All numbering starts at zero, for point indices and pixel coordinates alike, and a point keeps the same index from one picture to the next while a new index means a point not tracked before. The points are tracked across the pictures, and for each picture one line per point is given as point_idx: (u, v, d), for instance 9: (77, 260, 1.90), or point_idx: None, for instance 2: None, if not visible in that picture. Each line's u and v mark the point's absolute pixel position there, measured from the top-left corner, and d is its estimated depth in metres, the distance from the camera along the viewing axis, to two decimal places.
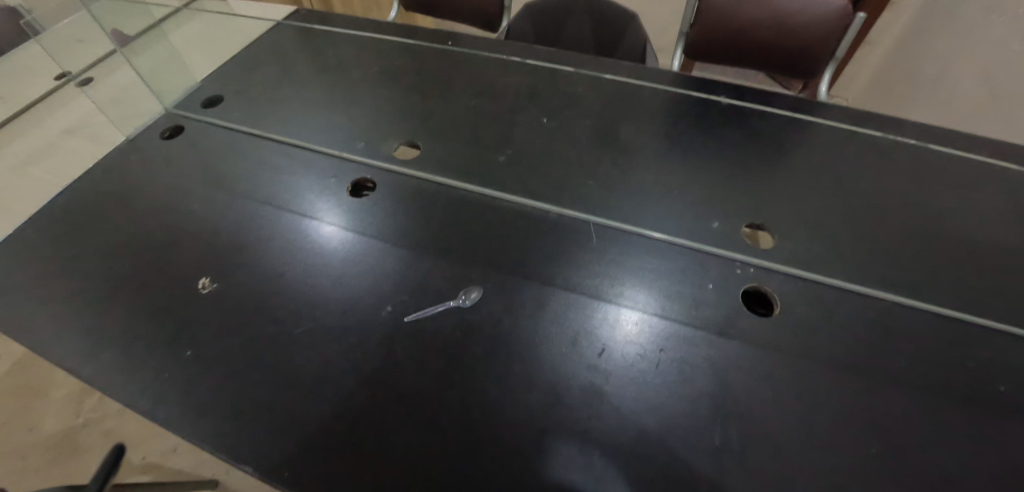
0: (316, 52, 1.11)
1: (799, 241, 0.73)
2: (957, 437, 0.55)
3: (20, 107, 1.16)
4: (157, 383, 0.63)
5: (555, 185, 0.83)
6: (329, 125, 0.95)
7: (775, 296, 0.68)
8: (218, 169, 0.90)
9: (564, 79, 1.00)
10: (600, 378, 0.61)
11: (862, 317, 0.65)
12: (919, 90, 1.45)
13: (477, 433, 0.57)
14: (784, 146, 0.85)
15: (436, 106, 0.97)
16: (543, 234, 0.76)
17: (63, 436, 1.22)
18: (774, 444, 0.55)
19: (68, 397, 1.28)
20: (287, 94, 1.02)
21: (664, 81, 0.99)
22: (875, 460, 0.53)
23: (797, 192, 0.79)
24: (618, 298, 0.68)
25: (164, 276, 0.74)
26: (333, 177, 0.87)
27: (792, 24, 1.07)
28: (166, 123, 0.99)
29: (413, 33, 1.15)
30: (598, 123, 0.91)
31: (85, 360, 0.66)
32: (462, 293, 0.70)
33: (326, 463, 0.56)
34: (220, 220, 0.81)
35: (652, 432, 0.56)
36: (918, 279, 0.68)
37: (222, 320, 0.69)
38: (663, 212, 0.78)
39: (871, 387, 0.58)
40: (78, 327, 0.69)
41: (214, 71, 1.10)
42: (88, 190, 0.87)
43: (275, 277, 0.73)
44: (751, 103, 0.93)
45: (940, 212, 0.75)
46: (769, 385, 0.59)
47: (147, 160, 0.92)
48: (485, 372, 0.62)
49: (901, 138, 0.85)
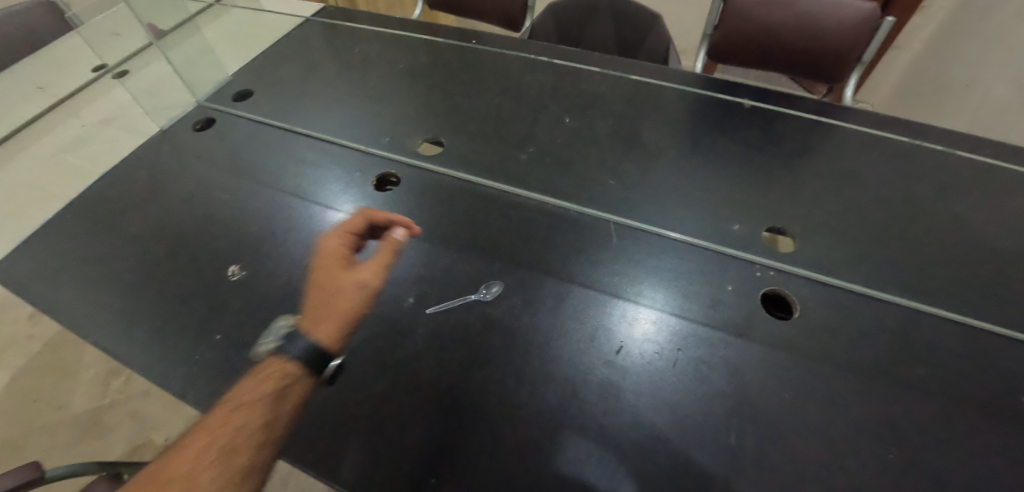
0: (343, 48, 1.14)
1: (820, 246, 0.72)
2: (975, 447, 0.54)
3: (59, 98, 1.21)
4: (187, 364, 0.66)
5: (575, 184, 0.83)
6: (355, 120, 0.97)
7: (794, 300, 0.67)
8: (247, 160, 0.92)
9: (587, 78, 1.00)
10: (616, 376, 0.61)
11: (883, 323, 0.64)
12: (946, 96, 1.41)
13: (495, 424, 0.59)
14: (807, 149, 0.84)
15: (460, 104, 0.98)
16: (563, 232, 0.77)
17: (89, 416, 1.17)
18: (789, 446, 0.55)
19: (95, 379, 1.23)
20: (314, 90, 1.04)
21: (687, 81, 0.98)
22: (892, 466, 0.53)
23: (821, 197, 0.78)
24: (637, 297, 0.69)
25: (195, 263, 0.77)
26: (358, 171, 0.89)
27: (818, 27, 1.06)
28: (198, 115, 1.02)
29: (437, 30, 1.16)
30: (620, 123, 0.91)
31: (121, 340, 0.69)
32: (483, 287, 0.71)
33: (347, 448, 0.58)
34: (249, 210, 0.84)
35: (666, 430, 0.57)
36: (941, 287, 0.67)
37: (248, 307, 0.71)
38: (683, 213, 0.78)
39: (890, 394, 0.58)
40: (114, 309, 0.72)
41: (245, 65, 1.13)
42: (123, 177, 0.91)
43: (301, 266, 0.75)
44: (774, 106, 0.92)
45: (965, 220, 0.74)
46: (787, 387, 0.59)
47: (179, 150, 0.95)
48: (503, 366, 0.63)
49: (929, 145, 0.83)
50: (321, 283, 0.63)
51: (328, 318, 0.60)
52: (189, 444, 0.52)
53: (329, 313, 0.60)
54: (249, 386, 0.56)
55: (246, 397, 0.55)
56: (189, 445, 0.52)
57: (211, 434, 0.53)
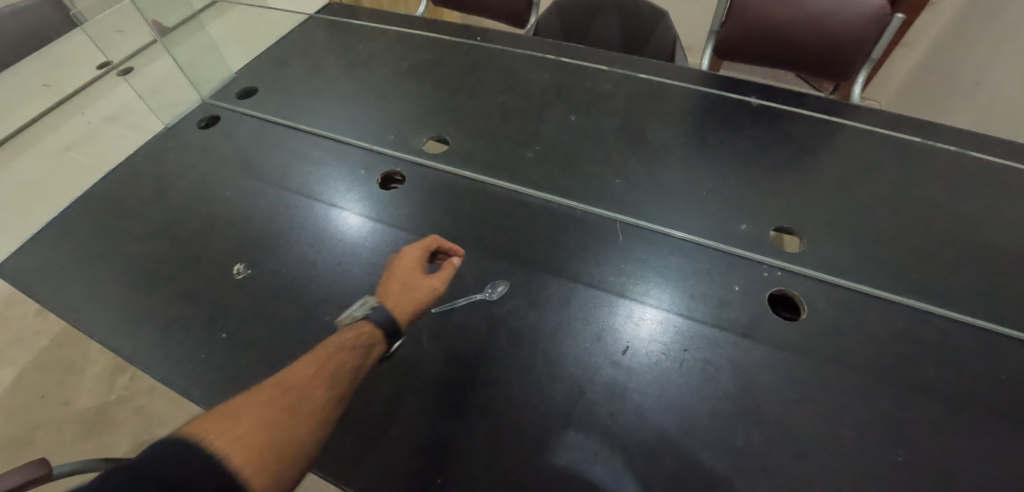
0: (347, 45, 1.13)
1: (828, 246, 0.72)
2: (983, 451, 0.54)
3: (64, 96, 1.21)
4: (193, 363, 0.66)
5: (581, 183, 0.83)
6: (360, 118, 0.97)
7: (802, 301, 0.67)
8: (252, 158, 0.92)
9: (592, 76, 1.00)
10: (622, 376, 0.61)
11: (892, 325, 0.64)
12: (954, 95, 1.40)
13: (501, 425, 0.58)
14: (815, 148, 0.84)
15: (464, 102, 0.98)
16: (569, 232, 0.77)
17: (95, 412, 1.18)
18: (797, 449, 0.55)
19: (101, 375, 1.24)
20: (318, 87, 1.04)
21: (694, 79, 0.97)
22: (899, 469, 0.53)
23: (828, 197, 0.77)
24: (643, 297, 0.68)
25: (201, 261, 0.77)
26: (363, 169, 0.89)
27: (826, 24, 1.05)
28: (203, 113, 1.02)
29: (441, 27, 1.15)
30: (626, 121, 0.91)
31: (126, 338, 0.69)
32: (489, 286, 0.71)
33: (353, 448, 0.58)
34: (254, 208, 0.84)
35: (673, 431, 0.57)
36: (950, 289, 0.67)
37: (253, 305, 0.71)
38: (689, 213, 0.77)
39: (898, 397, 0.58)
40: (120, 306, 0.73)
41: (251, 63, 1.13)
42: (128, 175, 0.91)
43: (306, 265, 0.75)
44: (782, 105, 0.91)
45: (974, 220, 0.73)
46: (794, 389, 0.59)
47: (184, 147, 0.95)
48: (509, 366, 0.63)
49: (941, 144, 0.82)
50: (402, 272, 0.62)
51: (405, 300, 0.59)
52: (291, 374, 0.50)
53: (408, 298, 0.59)
54: (335, 339, 0.55)
55: (338, 344, 0.54)
56: (292, 375, 0.50)
57: (313, 367, 0.51)
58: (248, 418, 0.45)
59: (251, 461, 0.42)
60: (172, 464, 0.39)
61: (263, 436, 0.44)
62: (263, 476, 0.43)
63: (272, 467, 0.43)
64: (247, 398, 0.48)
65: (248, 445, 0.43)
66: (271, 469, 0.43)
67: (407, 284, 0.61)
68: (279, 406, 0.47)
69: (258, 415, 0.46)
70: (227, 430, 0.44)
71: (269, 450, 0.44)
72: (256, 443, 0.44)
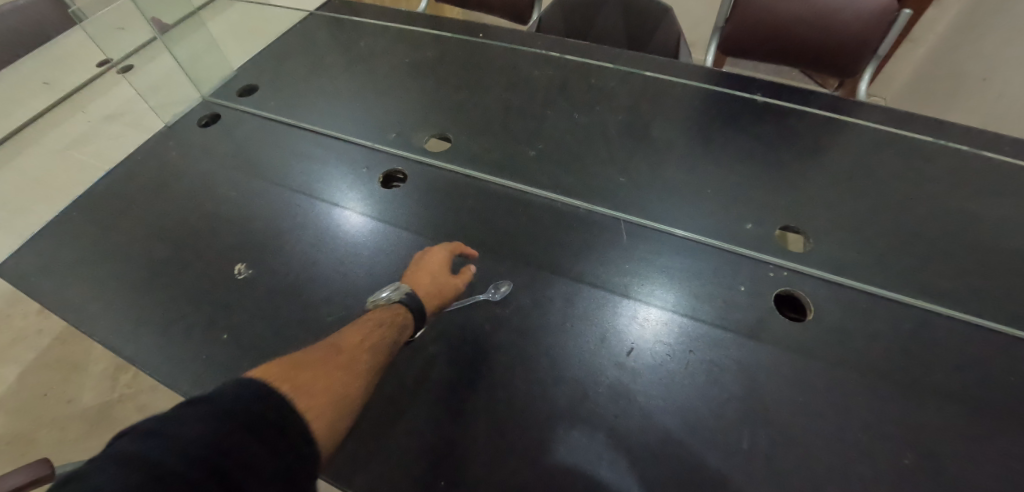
0: (348, 42, 1.12)
1: (835, 246, 0.71)
2: (993, 454, 0.53)
3: (65, 94, 1.20)
4: (195, 364, 0.66)
5: (585, 181, 0.82)
6: (362, 116, 0.96)
7: (809, 301, 0.66)
8: (253, 156, 0.92)
9: (596, 73, 0.99)
10: (627, 378, 0.60)
11: (899, 326, 0.63)
12: (960, 91, 1.39)
13: (504, 426, 0.58)
14: (821, 145, 0.83)
15: (467, 99, 0.97)
16: (572, 231, 0.76)
17: (98, 410, 1.14)
18: (804, 452, 0.54)
19: (104, 373, 1.19)
20: (319, 85, 1.03)
21: (699, 76, 0.96)
22: (908, 473, 0.52)
23: (835, 196, 0.76)
24: (647, 298, 0.68)
25: (202, 261, 0.76)
26: (365, 167, 0.88)
27: (832, 20, 1.03)
28: (203, 111, 1.02)
29: (443, 23, 1.14)
30: (630, 119, 0.90)
31: (128, 338, 0.69)
32: (492, 286, 0.70)
33: (356, 450, 0.58)
34: (256, 207, 0.83)
35: (679, 433, 0.56)
36: (959, 290, 0.66)
37: (255, 305, 0.71)
38: (694, 212, 0.77)
39: (907, 399, 0.57)
40: (121, 307, 0.72)
41: (251, 61, 1.12)
42: (129, 173, 0.91)
43: (308, 264, 0.75)
44: (788, 102, 0.89)
45: (984, 220, 0.72)
46: (801, 391, 0.58)
47: (185, 146, 0.95)
48: (512, 367, 0.62)
49: (952, 144, 0.80)
50: (432, 264, 0.67)
51: (433, 290, 0.65)
52: (339, 342, 0.55)
53: (436, 289, 0.65)
54: (372, 317, 0.60)
55: (378, 320, 0.59)
56: (341, 342, 0.55)
57: (359, 338, 0.56)
58: (307, 370, 0.49)
59: (313, 406, 0.46)
60: (249, 397, 0.42)
61: (321, 387, 0.48)
62: (323, 421, 0.46)
63: (331, 416, 0.47)
64: (303, 356, 0.52)
65: (310, 394, 0.47)
66: (330, 417, 0.47)
67: (436, 278, 0.66)
68: (332, 365, 0.51)
69: (315, 369, 0.50)
70: (289, 378, 0.47)
71: (329, 400, 0.48)
72: (315, 391, 0.47)
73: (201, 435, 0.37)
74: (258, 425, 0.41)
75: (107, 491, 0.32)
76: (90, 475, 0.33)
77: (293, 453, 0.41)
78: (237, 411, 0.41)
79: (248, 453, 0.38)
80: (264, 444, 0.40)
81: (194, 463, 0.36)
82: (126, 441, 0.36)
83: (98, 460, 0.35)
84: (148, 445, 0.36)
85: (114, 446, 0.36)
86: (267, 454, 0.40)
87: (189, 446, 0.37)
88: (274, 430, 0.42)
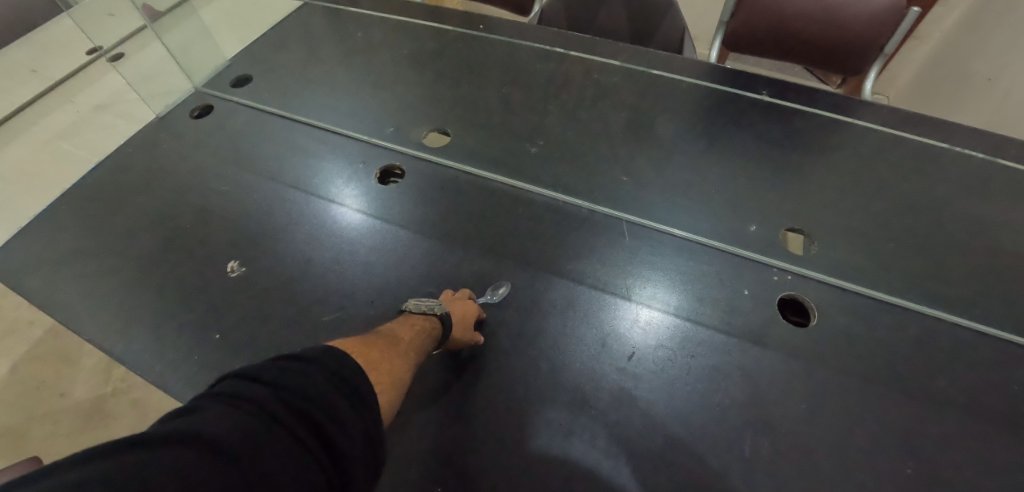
0: (344, 34, 1.09)
1: (839, 250, 0.70)
2: (994, 464, 0.52)
3: (53, 82, 1.18)
4: (186, 365, 0.64)
5: (586, 180, 0.80)
6: (358, 110, 0.94)
7: (811, 305, 0.65)
8: (248, 150, 0.89)
9: (598, 69, 0.96)
10: (628, 382, 0.60)
11: (904, 333, 0.62)
12: (965, 92, 1.36)
13: (507, 430, 0.57)
14: (827, 146, 0.81)
15: (466, 94, 0.95)
16: (573, 232, 0.75)
17: (91, 404, 1.08)
18: (806, 458, 0.53)
19: (97, 366, 1.12)
20: (315, 77, 1.01)
21: (703, 72, 0.94)
22: (909, 482, 0.51)
23: (840, 198, 0.75)
24: (650, 301, 0.67)
25: (193, 259, 0.75)
26: (361, 162, 0.86)
27: (839, 16, 1.01)
28: (196, 102, 0.99)
29: (441, 14, 1.11)
30: (632, 116, 0.88)
31: (118, 337, 0.68)
32: (490, 289, 0.69)
33: None
34: (249, 202, 0.81)
35: (686, 436, 0.55)
36: (962, 296, 0.65)
37: (248, 305, 0.69)
38: (697, 213, 0.75)
39: (910, 407, 0.56)
40: (110, 305, 0.71)
41: (244, 51, 1.09)
42: (119, 166, 0.88)
43: (303, 263, 0.73)
44: (793, 101, 0.87)
45: (989, 225, 0.71)
46: (804, 397, 0.57)
47: (177, 138, 0.93)
48: (512, 370, 0.61)
49: (966, 150, 0.78)
50: (469, 303, 0.63)
51: (463, 330, 0.60)
52: (395, 333, 0.56)
53: (463, 333, 0.60)
54: (415, 321, 0.60)
55: (421, 326, 0.59)
56: (395, 334, 0.56)
57: (410, 334, 0.57)
58: (377, 351, 0.51)
59: (381, 382, 0.48)
60: (330, 361, 0.42)
61: (388, 367, 0.50)
62: (387, 399, 0.48)
63: (392, 396, 0.48)
64: (366, 338, 0.53)
65: (378, 371, 0.48)
66: (392, 397, 0.48)
67: (467, 318, 0.62)
68: (392, 350, 0.52)
69: (383, 350, 0.51)
70: (364, 354, 0.49)
71: (392, 381, 0.49)
72: (384, 370, 0.49)
73: (296, 386, 0.37)
74: (340, 385, 0.41)
75: (221, 424, 0.31)
76: (195, 409, 0.32)
77: (369, 417, 0.41)
78: (323, 368, 0.41)
79: (333, 406, 0.38)
80: (349, 405, 0.40)
81: (291, 410, 0.35)
82: (230, 384, 0.36)
83: (210, 396, 0.34)
84: (250, 389, 0.35)
85: (221, 386, 0.36)
86: (353, 416, 0.39)
87: (285, 391, 0.36)
88: (354, 394, 0.41)
